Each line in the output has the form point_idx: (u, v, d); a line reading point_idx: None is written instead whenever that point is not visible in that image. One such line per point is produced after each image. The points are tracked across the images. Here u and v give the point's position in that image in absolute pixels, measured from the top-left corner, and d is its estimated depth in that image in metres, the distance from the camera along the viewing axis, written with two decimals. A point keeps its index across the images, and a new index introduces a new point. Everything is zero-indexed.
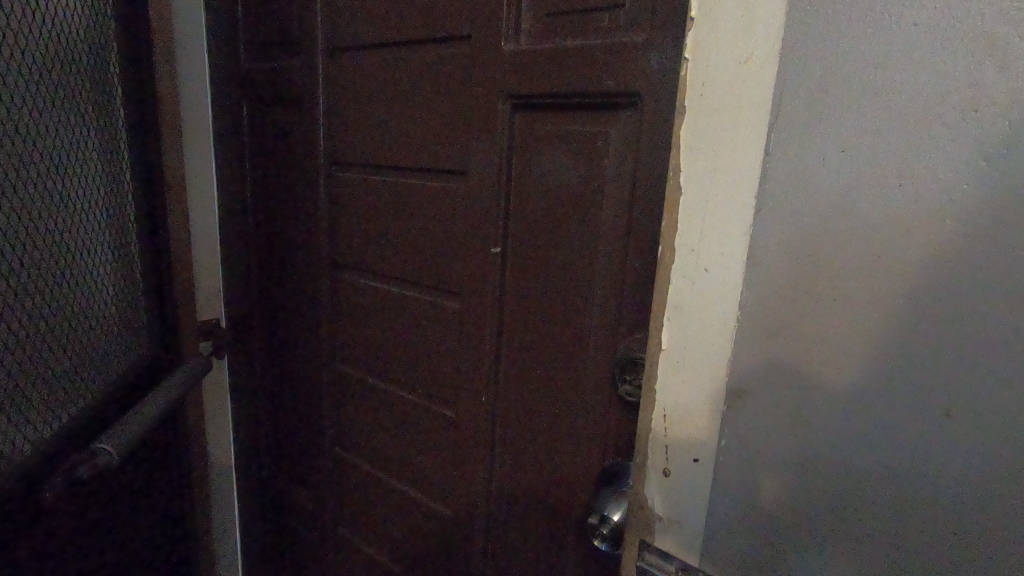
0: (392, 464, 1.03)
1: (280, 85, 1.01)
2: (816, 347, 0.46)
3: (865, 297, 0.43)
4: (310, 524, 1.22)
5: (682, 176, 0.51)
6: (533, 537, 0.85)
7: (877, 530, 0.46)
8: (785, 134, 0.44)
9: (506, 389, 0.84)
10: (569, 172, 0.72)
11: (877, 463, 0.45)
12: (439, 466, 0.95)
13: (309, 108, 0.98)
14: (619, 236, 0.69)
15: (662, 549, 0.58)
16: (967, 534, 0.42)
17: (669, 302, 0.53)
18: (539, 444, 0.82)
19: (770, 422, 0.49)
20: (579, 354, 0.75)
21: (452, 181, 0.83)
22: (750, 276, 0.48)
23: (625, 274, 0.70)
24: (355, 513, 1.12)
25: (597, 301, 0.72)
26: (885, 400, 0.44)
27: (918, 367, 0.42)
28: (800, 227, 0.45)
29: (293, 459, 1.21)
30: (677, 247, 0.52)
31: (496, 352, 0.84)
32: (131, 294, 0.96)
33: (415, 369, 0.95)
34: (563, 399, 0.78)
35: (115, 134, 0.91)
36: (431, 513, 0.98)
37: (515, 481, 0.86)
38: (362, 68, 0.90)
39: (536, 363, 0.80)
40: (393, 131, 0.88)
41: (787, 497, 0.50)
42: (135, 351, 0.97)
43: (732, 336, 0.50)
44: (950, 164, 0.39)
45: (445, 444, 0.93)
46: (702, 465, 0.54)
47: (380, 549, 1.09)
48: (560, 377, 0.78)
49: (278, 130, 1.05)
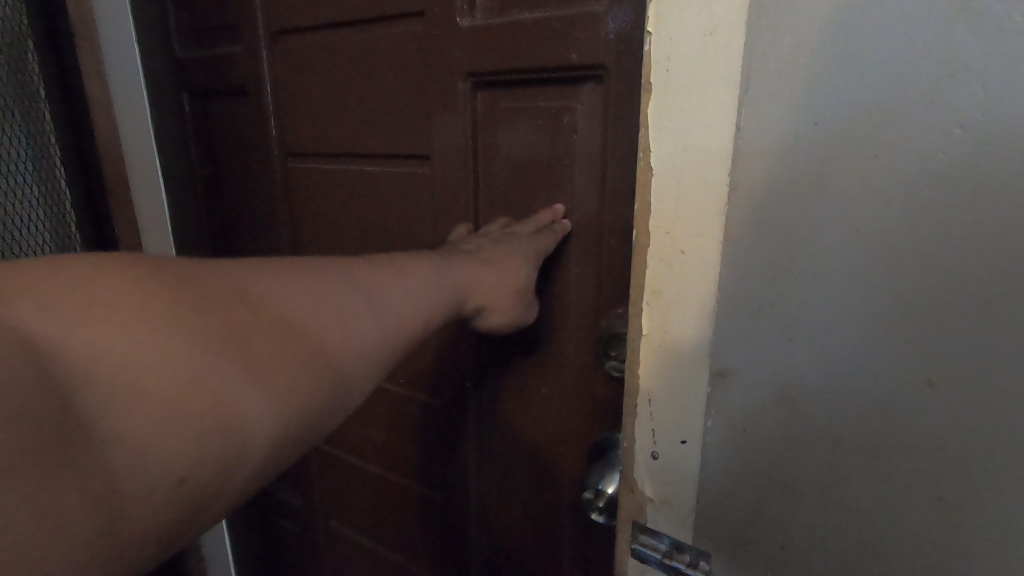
0: (377, 452, 1.02)
1: (224, 75, 0.97)
2: (798, 324, 0.45)
3: (846, 272, 0.43)
4: (300, 521, 1.21)
5: (653, 157, 0.48)
6: (528, 518, 0.85)
7: (866, 497, 0.46)
8: (757, 108, 0.43)
9: (490, 373, 0.83)
10: (538, 149, 0.70)
11: (863, 433, 0.45)
12: (426, 451, 0.94)
13: (256, 97, 0.94)
14: (592, 212, 0.68)
15: (653, 529, 0.58)
16: (956, 494, 0.43)
17: (647, 285, 0.51)
18: (526, 424, 0.81)
19: (756, 399, 0.49)
20: (562, 331, 0.74)
21: (418, 169, 0.81)
22: (728, 255, 0.47)
23: (602, 249, 0.68)
24: (344, 507, 1.11)
25: (577, 281, 0.71)
26: (869, 372, 0.44)
27: (900, 337, 0.42)
28: (777, 204, 0.44)
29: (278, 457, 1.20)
30: (653, 230, 0.50)
31: (475, 339, 0.82)
32: (53, 186, 1.02)
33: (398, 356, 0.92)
34: (548, 381, 0.77)
35: (21, 36, 0.95)
36: (423, 500, 0.97)
37: (505, 462, 0.85)
38: (313, 54, 0.85)
39: (519, 344, 0.79)
40: (350, 119, 0.85)
41: (778, 472, 0.50)
42: (58, 239, 1.03)
43: (711, 317, 0.49)
44: (924, 132, 0.38)
45: (431, 431, 0.92)
46: (689, 447, 0.53)
47: (373, 540, 1.08)
48: (544, 355, 0.77)
49: (226, 122, 1.00)
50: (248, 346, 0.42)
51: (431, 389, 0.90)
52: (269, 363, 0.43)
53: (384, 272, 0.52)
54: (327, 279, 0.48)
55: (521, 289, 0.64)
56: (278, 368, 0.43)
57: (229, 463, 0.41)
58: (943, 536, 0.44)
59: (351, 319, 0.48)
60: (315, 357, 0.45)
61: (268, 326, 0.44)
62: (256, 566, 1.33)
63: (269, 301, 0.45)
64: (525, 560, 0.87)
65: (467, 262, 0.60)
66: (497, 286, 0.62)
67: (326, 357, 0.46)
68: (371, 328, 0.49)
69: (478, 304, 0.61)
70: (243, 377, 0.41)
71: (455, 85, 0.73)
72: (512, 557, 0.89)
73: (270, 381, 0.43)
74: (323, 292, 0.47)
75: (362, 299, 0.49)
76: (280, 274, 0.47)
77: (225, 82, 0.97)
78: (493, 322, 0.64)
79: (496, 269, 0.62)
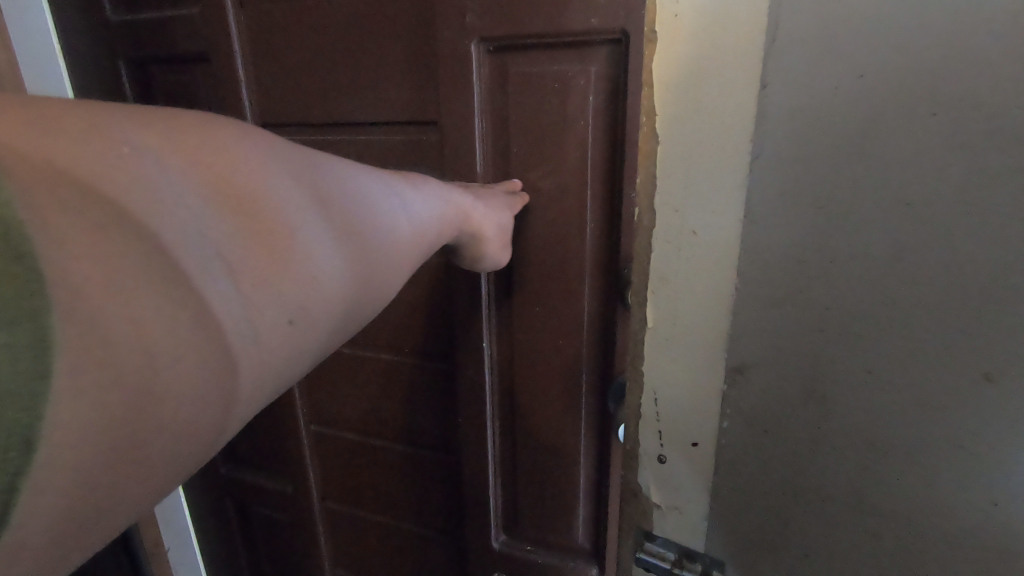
0: (374, 427, 0.96)
1: (169, 41, 0.81)
2: (831, 315, 0.39)
3: (895, 254, 0.36)
4: (281, 510, 1.12)
5: (660, 123, 0.41)
6: (540, 480, 0.84)
7: (899, 503, 0.41)
8: (790, 58, 0.36)
9: (502, 340, 0.79)
10: (547, 111, 0.65)
11: (901, 435, 0.40)
12: (432, 420, 0.90)
13: (223, 67, 0.79)
14: (605, 174, 0.65)
15: (657, 535, 0.53)
16: (1010, 507, 0.37)
17: (653, 272, 0.45)
18: (542, 388, 0.79)
19: (777, 400, 0.43)
20: (576, 284, 0.71)
21: (420, 137, 0.73)
22: (751, 235, 0.40)
23: (615, 205, 0.66)
24: (337, 486, 1.05)
25: (589, 239, 0.69)
26: (913, 368, 0.38)
27: (954, 332, 0.36)
28: (810, 173, 0.37)
29: (247, 441, 1.10)
30: (658, 208, 0.43)
31: (485, 305, 0.77)
32: None
33: (397, 328, 0.87)
34: (563, 341, 0.75)
35: None
36: (428, 467, 0.94)
37: (518, 431, 0.82)
38: (281, 11, 0.74)
39: (533, 304, 0.75)
40: (330, 83, 0.75)
41: (806, 477, 0.44)
42: None
43: (730, 306, 0.43)
44: (994, 79, 0.31)
45: (437, 398, 0.88)
46: (702, 450, 0.48)
47: (373, 511, 1.04)
48: (562, 314, 0.74)
49: (176, 94, 0.85)
50: (271, 238, 0.29)
51: (436, 356, 0.86)
52: (288, 273, 0.30)
53: (394, 185, 0.40)
54: (342, 178, 0.35)
55: (506, 228, 0.60)
56: (291, 286, 0.30)
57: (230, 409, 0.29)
58: (982, 550, 0.39)
59: (372, 238, 0.35)
60: (337, 279, 0.32)
61: (289, 223, 0.30)
62: (224, 555, 1.23)
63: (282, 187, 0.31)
64: (538, 523, 0.86)
65: (463, 191, 0.55)
66: (493, 220, 0.57)
67: (346, 284, 0.32)
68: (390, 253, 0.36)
69: (471, 238, 0.55)
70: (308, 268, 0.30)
71: (463, 48, 0.65)
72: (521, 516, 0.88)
73: (284, 298, 0.29)
74: (340, 196, 0.34)
75: (381, 211, 0.36)
76: (290, 150, 0.32)
77: (176, 48, 0.81)
78: (483, 256, 0.59)
79: (486, 206, 0.56)
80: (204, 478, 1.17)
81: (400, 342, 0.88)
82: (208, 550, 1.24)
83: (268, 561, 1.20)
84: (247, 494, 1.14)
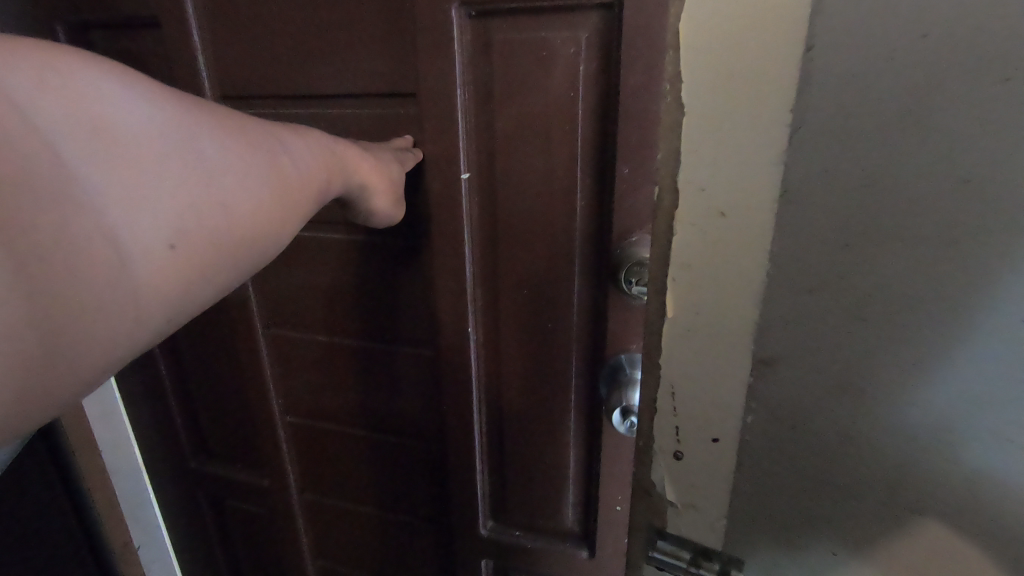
0: (357, 416, 0.92)
1: (118, 6, 0.74)
2: (873, 301, 0.36)
3: (940, 239, 0.33)
4: (260, 503, 1.08)
5: (685, 91, 0.36)
6: (531, 463, 0.81)
7: (934, 494, 0.39)
8: (839, 16, 0.32)
9: (490, 323, 0.75)
10: (540, 81, 0.61)
11: (944, 428, 0.37)
12: (420, 405, 0.87)
13: (180, 35, 0.72)
14: (596, 145, 0.62)
15: (672, 533, 0.49)
16: None
17: (673, 259, 0.39)
18: (534, 371, 0.75)
19: (811, 389, 0.40)
20: (567, 262, 0.68)
21: (399, 110, 0.68)
22: (783, 217, 0.37)
23: (605, 176, 0.63)
24: (317, 476, 1.01)
25: (579, 215, 0.66)
26: (947, 355, 0.35)
27: (991, 317, 0.33)
28: (857, 147, 0.33)
29: (220, 434, 1.05)
30: (683, 186, 0.37)
31: (471, 288, 0.73)
32: None
33: (378, 314, 0.83)
34: (552, 321, 0.71)
35: None
36: (415, 453, 0.91)
37: (512, 416, 0.79)
38: None
39: (521, 283, 0.71)
40: (301, 52, 0.69)
41: (832, 470, 0.42)
42: None
43: (759, 292, 0.39)
44: None
45: (423, 382, 0.85)
46: (723, 444, 0.45)
47: (357, 501, 1.01)
48: (555, 294, 0.70)
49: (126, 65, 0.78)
50: (138, 185, 0.32)
51: (424, 340, 0.82)
52: (153, 212, 0.33)
53: (274, 134, 0.42)
54: (211, 125, 0.37)
55: (397, 185, 0.63)
56: (158, 227, 0.33)
57: (120, 320, 0.33)
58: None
59: (249, 186, 0.38)
60: (208, 223, 0.35)
61: (151, 166, 0.33)
62: (200, 552, 1.19)
63: (137, 131, 0.33)
64: (529, 507, 0.84)
65: (353, 145, 0.57)
66: (379, 172, 0.59)
67: (215, 222, 0.36)
68: (268, 202, 0.39)
69: (362, 192, 0.58)
70: (173, 208, 0.33)
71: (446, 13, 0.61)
72: (509, 498, 0.85)
73: (158, 238, 0.33)
74: (208, 149, 0.36)
75: (259, 160, 0.39)
76: (149, 99, 0.34)
77: (127, 12, 0.74)
78: (377, 210, 0.62)
79: (375, 160, 0.59)
80: (172, 475, 1.11)
81: (380, 329, 0.84)
82: (180, 550, 1.19)
83: (247, 555, 1.17)
84: (221, 489, 1.09)
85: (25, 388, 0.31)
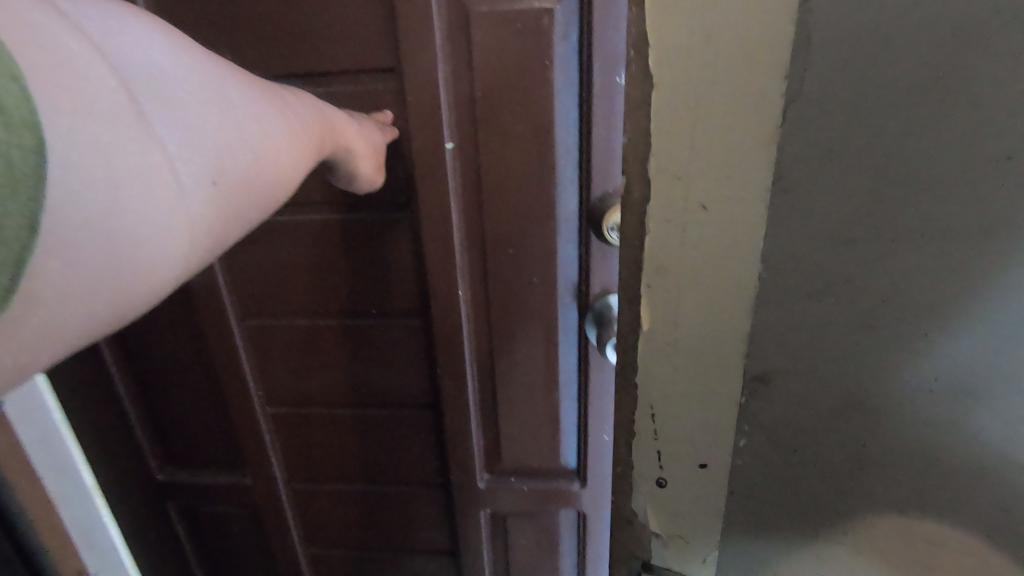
0: (353, 395, 0.88)
1: None
2: (886, 306, 0.30)
3: (973, 233, 0.27)
4: (238, 504, 1.03)
5: (654, 52, 0.29)
6: (524, 420, 0.82)
7: (956, 522, 0.34)
8: None
9: (477, 290, 0.74)
10: (518, 49, 0.60)
11: (968, 451, 0.32)
12: (413, 372, 0.84)
13: None
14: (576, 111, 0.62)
15: (658, 565, 0.44)
16: None
17: (648, 260, 0.34)
18: (527, 333, 0.75)
19: (818, 409, 0.34)
20: (549, 225, 0.68)
21: (374, 85, 0.65)
22: (779, 212, 0.30)
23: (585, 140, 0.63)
24: (304, 465, 0.97)
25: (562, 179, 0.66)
26: (975, 370, 0.30)
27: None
28: (873, 123, 0.27)
29: (192, 437, 0.99)
30: (656, 176, 0.31)
31: (460, 256, 0.72)
32: None
33: (361, 293, 0.79)
34: (538, 280, 0.71)
35: None
36: (409, 422, 0.89)
37: (509, 378, 0.79)
38: None
39: (506, 249, 0.70)
40: (263, 28, 0.64)
41: (843, 492, 0.36)
42: None
43: (749, 299, 0.33)
44: None
45: (416, 350, 0.82)
46: (712, 470, 0.39)
47: (350, 483, 0.97)
48: (541, 256, 0.70)
49: None
50: (195, 121, 0.33)
51: (416, 312, 0.79)
52: (205, 140, 0.33)
53: (274, 92, 0.44)
54: (231, 77, 0.38)
55: (378, 151, 0.61)
56: (206, 152, 0.33)
57: (185, 252, 0.33)
58: None
59: (269, 131, 0.39)
60: (242, 162, 0.36)
61: (197, 101, 0.34)
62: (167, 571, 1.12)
63: (177, 72, 0.33)
64: (525, 463, 0.86)
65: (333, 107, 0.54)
66: (365, 137, 0.57)
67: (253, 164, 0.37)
68: (287, 149, 0.41)
69: (345, 156, 0.55)
70: (215, 148, 0.34)
71: None
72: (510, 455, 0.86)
73: (203, 161, 0.33)
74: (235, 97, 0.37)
75: (270, 112, 0.40)
76: (186, 50, 0.35)
77: None
78: (360, 175, 0.59)
79: (359, 128, 0.57)
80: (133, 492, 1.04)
81: (370, 303, 0.79)
82: None
83: (227, 559, 1.12)
84: (192, 496, 1.04)
85: (76, 307, 0.28)
